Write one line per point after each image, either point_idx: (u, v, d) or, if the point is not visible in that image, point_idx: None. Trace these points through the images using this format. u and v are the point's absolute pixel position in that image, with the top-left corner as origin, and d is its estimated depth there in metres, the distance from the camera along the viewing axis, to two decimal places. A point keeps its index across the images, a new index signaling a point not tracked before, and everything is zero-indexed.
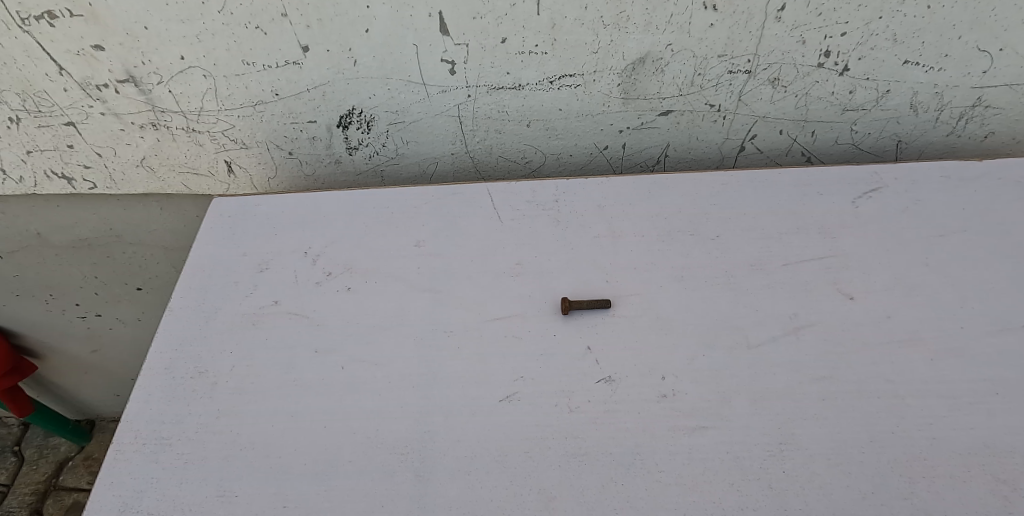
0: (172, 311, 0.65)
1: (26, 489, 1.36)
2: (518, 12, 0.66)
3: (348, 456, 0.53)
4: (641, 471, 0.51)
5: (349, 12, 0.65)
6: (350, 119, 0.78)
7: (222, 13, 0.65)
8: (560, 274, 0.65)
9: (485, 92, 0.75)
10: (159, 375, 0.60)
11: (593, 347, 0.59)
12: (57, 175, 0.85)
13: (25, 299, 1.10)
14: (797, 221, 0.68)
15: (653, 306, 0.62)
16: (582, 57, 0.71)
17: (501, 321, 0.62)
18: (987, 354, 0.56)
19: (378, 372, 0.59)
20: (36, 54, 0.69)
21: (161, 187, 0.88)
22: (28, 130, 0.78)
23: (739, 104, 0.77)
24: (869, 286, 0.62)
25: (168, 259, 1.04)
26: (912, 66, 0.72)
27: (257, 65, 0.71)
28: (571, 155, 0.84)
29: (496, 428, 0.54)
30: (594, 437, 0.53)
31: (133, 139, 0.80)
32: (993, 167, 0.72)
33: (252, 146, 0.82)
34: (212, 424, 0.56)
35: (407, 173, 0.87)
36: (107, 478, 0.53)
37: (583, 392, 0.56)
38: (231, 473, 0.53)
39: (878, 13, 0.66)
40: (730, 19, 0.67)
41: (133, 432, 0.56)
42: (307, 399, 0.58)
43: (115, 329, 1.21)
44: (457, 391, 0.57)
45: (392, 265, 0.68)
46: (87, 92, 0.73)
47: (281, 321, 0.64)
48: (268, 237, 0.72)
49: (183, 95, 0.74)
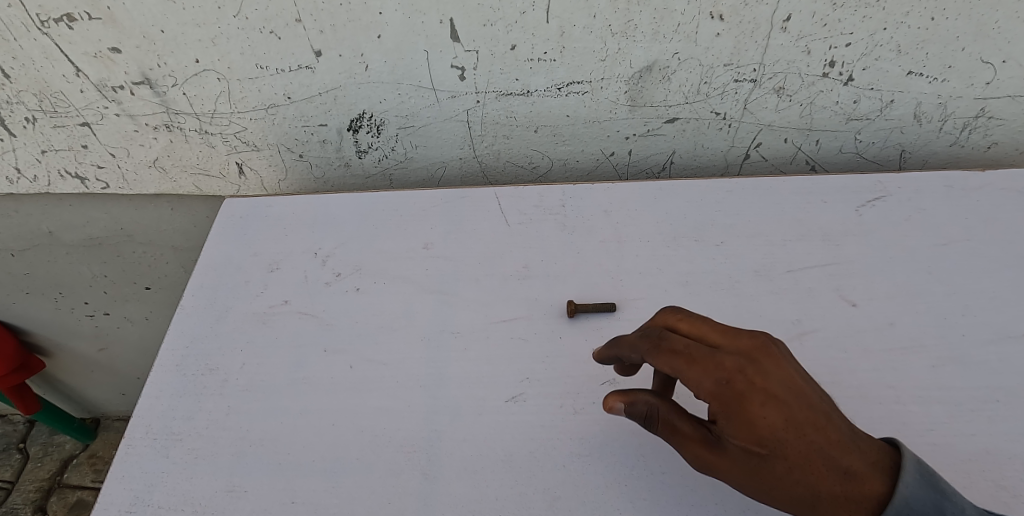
0: (182, 309, 0.66)
1: (32, 486, 1.37)
2: (528, 20, 0.67)
3: (356, 454, 0.54)
4: (645, 473, 0.51)
5: (361, 17, 0.66)
6: (360, 123, 0.79)
7: (238, 18, 0.66)
8: (567, 277, 0.66)
9: (493, 98, 0.76)
10: (171, 372, 0.61)
11: (598, 350, 0.59)
12: (71, 175, 0.87)
13: (35, 297, 1.11)
14: (801, 228, 0.69)
15: (657, 310, 0.63)
16: (590, 65, 0.72)
17: (507, 324, 0.62)
18: (988, 362, 0.57)
19: (387, 372, 0.60)
20: (55, 56, 0.70)
21: (172, 188, 0.90)
22: (44, 130, 0.80)
23: (744, 112, 0.78)
24: (872, 293, 0.63)
25: (178, 259, 1.05)
26: (916, 77, 0.73)
27: (271, 69, 0.72)
28: (577, 161, 0.85)
29: (503, 429, 0.54)
30: (599, 439, 0.53)
31: (147, 141, 0.81)
32: (996, 177, 0.73)
33: (263, 148, 0.83)
34: (223, 421, 0.57)
35: (415, 177, 0.88)
36: (118, 472, 0.54)
37: (589, 394, 0.56)
38: (240, 468, 0.54)
39: (882, 24, 0.67)
40: (736, 29, 0.68)
41: (143, 428, 0.57)
42: (315, 398, 0.58)
43: (123, 327, 1.22)
44: (464, 390, 0.57)
45: (401, 267, 0.69)
46: (103, 93, 0.75)
47: (290, 320, 0.65)
48: (279, 238, 0.73)
49: (197, 98, 0.75)
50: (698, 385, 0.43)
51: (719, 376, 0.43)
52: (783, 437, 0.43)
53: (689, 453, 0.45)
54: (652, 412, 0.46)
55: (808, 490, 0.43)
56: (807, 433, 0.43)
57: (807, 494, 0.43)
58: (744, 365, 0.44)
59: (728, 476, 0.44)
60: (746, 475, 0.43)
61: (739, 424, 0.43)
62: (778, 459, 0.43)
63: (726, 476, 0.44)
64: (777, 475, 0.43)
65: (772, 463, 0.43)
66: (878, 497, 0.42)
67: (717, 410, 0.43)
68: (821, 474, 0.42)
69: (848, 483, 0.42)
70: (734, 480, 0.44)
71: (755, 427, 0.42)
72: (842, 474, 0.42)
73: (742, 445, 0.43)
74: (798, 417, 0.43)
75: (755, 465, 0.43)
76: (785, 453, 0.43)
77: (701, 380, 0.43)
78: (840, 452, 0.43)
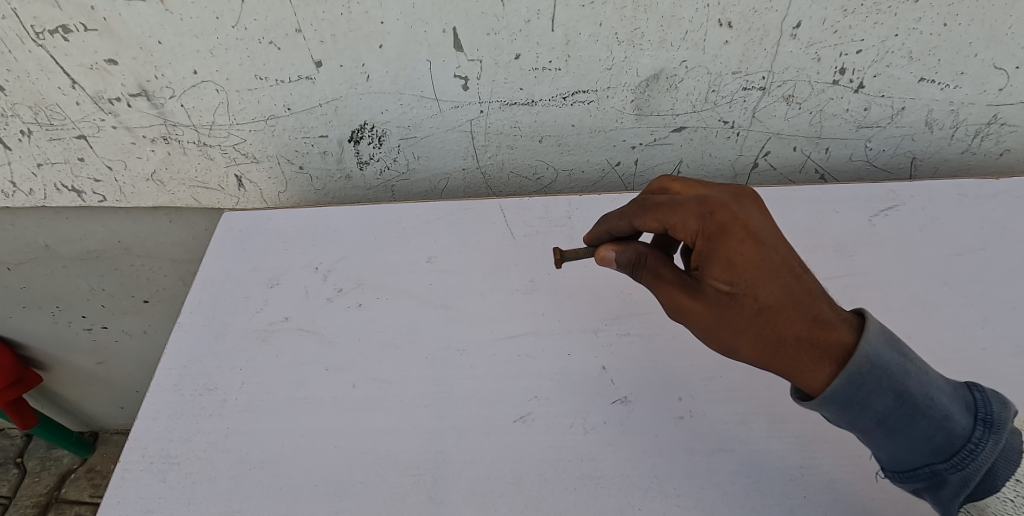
0: (180, 326, 0.65)
1: (28, 501, 1.34)
2: (532, 28, 0.66)
3: (359, 476, 0.52)
4: (660, 495, 0.49)
5: (362, 27, 0.65)
6: (361, 134, 0.78)
7: (237, 28, 0.65)
8: (574, 292, 0.65)
9: (497, 108, 0.74)
10: (169, 392, 0.59)
11: (608, 367, 0.58)
12: (68, 188, 0.85)
13: (31, 310, 1.10)
14: (812, 239, 0.68)
15: (668, 325, 0.61)
16: (596, 74, 0.71)
17: (515, 340, 0.61)
18: (1012, 377, 0.55)
19: (391, 391, 0.58)
20: (50, 68, 0.68)
21: (171, 200, 0.88)
22: (39, 143, 0.78)
23: (752, 120, 0.76)
24: (888, 305, 0.61)
25: (177, 271, 1.03)
26: (928, 84, 0.72)
27: (270, 80, 0.70)
28: (583, 171, 0.84)
29: (511, 450, 0.53)
30: (611, 459, 0.52)
31: (144, 153, 0.80)
32: (1011, 185, 0.72)
33: (263, 160, 0.81)
34: (221, 443, 0.55)
35: (417, 188, 0.87)
36: (113, 497, 0.52)
37: (600, 412, 0.55)
38: (239, 492, 0.52)
39: (894, 31, 0.66)
40: (745, 36, 0.66)
41: (140, 451, 0.55)
42: (317, 418, 0.57)
43: (121, 340, 1.20)
44: (471, 410, 0.56)
45: (404, 281, 0.67)
46: (99, 105, 0.73)
47: (291, 338, 0.63)
48: (280, 252, 0.72)
49: (195, 109, 0.74)
50: (684, 224, 0.42)
51: (702, 211, 0.41)
52: (757, 278, 0.40)
53: (662, 293, 0.46)
54: (640, 260, 0.48)
55: (776, 337, 0.41)
56: (783, 277, 0.41)
57: (772, 341, 0.41)
58: (736, 212, 0.41)
59: (698, 323, 0.44)
60: (713, 319, 0.43)
61: (715, 262, 0.41)
62: (747, 301, 0.41)
63: (696, 322, 0.44)
64: (746, 319, 0.41)
65: (741, 305, 0.41)
66: (844, 345, 0.40)
67: (701, 246, 0.42)
68: (791, 318, 0.40)
69: (819, 331, 0.40)
70: (701, 327, 0.44)
71: (734, 264, 0.41)
72: (811, 320, 0.40)
73: (717, 284, 0.41)
74: (777, 262, 0.41)
75: (726, 308, 0.42)
76: (755, 296, 0.41)
77: (681, 220, 0.42)
78: (814, 301, 0.41)
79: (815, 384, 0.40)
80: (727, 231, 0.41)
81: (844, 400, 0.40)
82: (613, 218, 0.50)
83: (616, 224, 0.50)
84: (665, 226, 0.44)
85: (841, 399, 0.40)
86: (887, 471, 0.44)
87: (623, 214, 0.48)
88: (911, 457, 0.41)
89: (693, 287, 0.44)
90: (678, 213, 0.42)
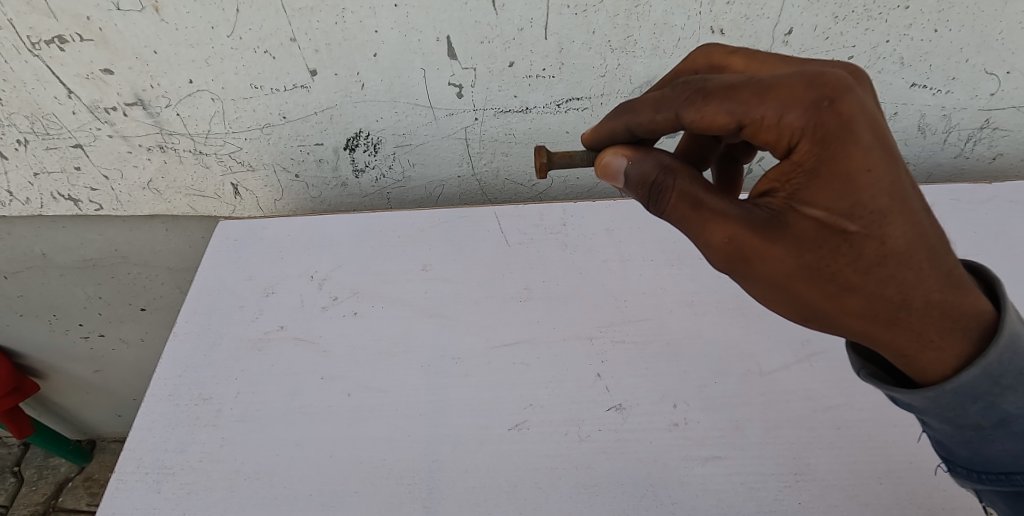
0: (176, 336, 0.65)
1: (25, 510, 1.34)
2: (526, 37, 0.66)
3: (354, 486, 0.52)
4: (654, 503, 0.49)
5: (357, 36, 0.66)
6: (357, 142, 0.78)
7: (232, 38, 0.65)
8: (569, 299, 0.65)
9: (492, 115, 0.75)
10: (164, 402, 0.60)
11: (603, 374, 0.58)
12: (64, 196, 0.85)
13: (28, 319, 1.10)
14: None
15: (663, 332, 0.62)
16: (589, 81, 0.71)
17: (510, 348, 0.61)
18: None
19: (386, 400, 0.58)
20: (46, 78, 0.69)
21: (167, 208, 0.88)
22: (36, 152, 0.78)
23: None
24: None
25: (174, 279, 1.03)
26: (920, 89, 0.72)
27: (265, 89, 0.71)
28: (578, 178, 0.84)
29: (506, 459, 0.53)
30: (605, 467, 0.52)
31: (140, 162, 0.80)
32: (1003, 190, 0.72)
33: (259, 168, 0.82)
34: (216, 453, 0.55)
35: (413, 195, 0.87)
36: (107, 508, 0.52)
37: (595, 420, 0.55)
38: (234, 503, 0.52)
39: (885, 37, 0.66)
40: (737, 43, 0.67)
41: (135, 462, 0.55)
42: (312, 428, 0.57)
43: (118, 349, 1.20)
44: (466, 418, 0.56)
45: (399, 289, 0.68)
46: (95, 115, 0.73)
47: (286, 346, 0.63)
48: (274, 261, 0.72)
49: (191, 118, 0.74)
50: (796, 115, 0.34)
51: (820, 99, 0.33)
52: (886, 209, 0.34)
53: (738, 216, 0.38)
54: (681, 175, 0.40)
55: (899, 288, 0.35)
56: (915, 213, 0.35)
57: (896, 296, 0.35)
58: (863, 105, 0.34)
59: (771, 265, 0.38)
60: (805, 262, 0.37)
61: (834, 181, 0.34)
62: (869, 241, 0.35)
63: (775, 262, 0.38)
64: (866, 261, 0.35)
65: (857, 248, 0.35)
66: (977, 312, 0.36)
67: (815, 151, 0.34)
68: (921, 271, 0.35)
69: (947, 291, 0.35)
70: (780, 268, 0.38)
71: (855, 188, 0.34)
72: (944, 277, 0.35)
73: (824, 213, 0.35)
74: (908, 190, 0.35)
75: (830, 247, 0.36)
76: (883, 234, 0.34)
77: (787, 112, 0.34)
78: (946, 254, 0.36)
79: (933, 365, 0.37)
80: (854, 138, 0.33)
81: (966, 392, 0.36)
82: (642, 109, 0.42)
83: (646, 118, 0.42)
84: (746, 121, 0.35)
85: (965, 387, 0.36)
86: (958, 467, 0.42)
87: (663, 104, 0.40)
88: (1011, 461, 0.38)
89: (773, 217, 0.37)
90: (782, 103, 0.34)
